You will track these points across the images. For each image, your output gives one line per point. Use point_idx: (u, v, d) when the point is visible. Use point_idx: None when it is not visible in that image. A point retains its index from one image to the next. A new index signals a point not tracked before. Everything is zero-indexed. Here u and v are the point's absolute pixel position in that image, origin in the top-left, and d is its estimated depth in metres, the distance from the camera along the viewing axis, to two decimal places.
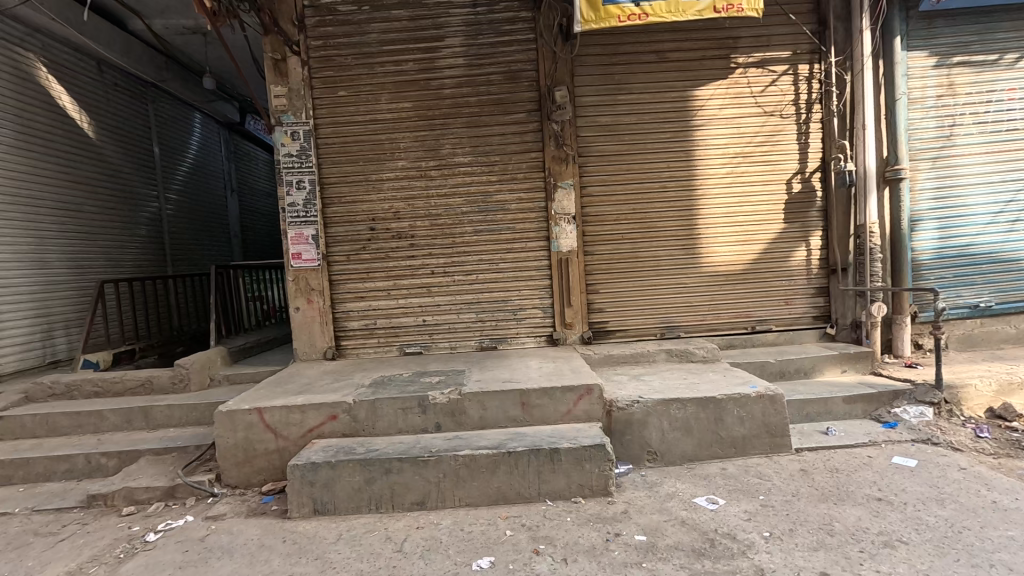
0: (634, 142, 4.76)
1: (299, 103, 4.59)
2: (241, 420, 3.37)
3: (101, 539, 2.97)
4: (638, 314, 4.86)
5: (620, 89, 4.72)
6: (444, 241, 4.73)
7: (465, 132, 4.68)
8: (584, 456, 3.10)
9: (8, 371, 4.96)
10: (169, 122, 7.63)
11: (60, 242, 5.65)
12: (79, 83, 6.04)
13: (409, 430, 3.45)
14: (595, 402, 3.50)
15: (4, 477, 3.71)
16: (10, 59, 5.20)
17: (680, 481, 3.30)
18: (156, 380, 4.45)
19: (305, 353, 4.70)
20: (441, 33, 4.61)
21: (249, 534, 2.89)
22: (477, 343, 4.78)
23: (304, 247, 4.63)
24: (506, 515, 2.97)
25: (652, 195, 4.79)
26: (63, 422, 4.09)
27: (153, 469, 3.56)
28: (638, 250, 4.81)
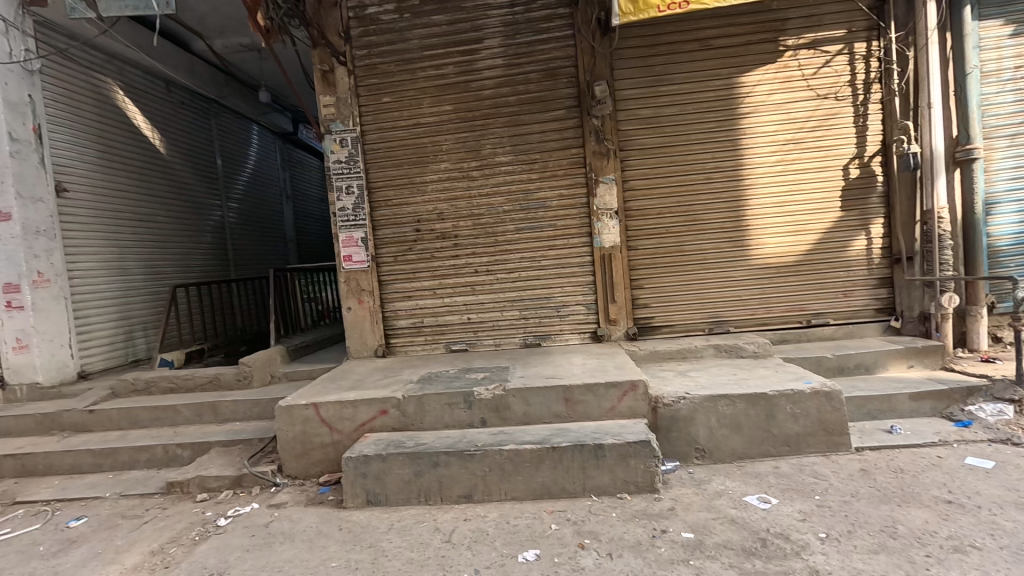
0: (677, 133, 4.65)
1: (346, 110, 4.79)
2: (299, 414, 3.56)
3: (178, 522, 3.23)
4: (684, 309, 4.76)
5: (660, 81, 4.63)
6: (487, 239, 4.80)
7: (505, 132, 4.73)
8: (629, 452, 3.08)
9: (98, 369, 5.46)
10: (230, 134, 8.11)
11: (138, 251, 6.15)
12: (151, 103, 6.54)
13: (456, 425, 3.55)
14: (640, 399, 3.48)
15: (95, 464, 4.10)
16: (91, 84, 5.70)
17: (730, 479, 3.22)
18: (222, 377, 4.77)
19: (357, 351, 4.90)
20: (480, 35, 4.67)
21: (308, 522, 3.07)
22: (521, 340, 4.83)
23: (355, 249, 4.83)
24: (551, 510, 3.00)
25: (698, 188, 4.67)
26: (143, 415, 4.47)
27: (222, 459, 3.84)
28: (683, 244, 4.71)
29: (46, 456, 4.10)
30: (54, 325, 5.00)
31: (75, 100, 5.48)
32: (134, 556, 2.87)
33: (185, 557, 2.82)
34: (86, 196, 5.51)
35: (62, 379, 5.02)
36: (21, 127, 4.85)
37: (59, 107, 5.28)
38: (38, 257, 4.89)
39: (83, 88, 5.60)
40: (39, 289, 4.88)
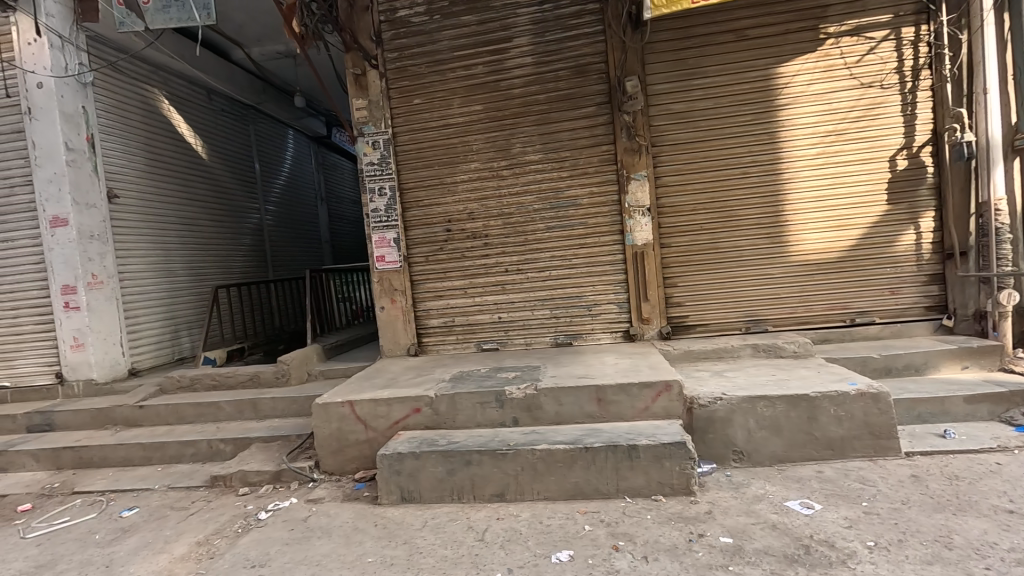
0: (711, 127, 4.54)
1: (378, 113, 4.87)
2: (335, 412, 3.64)
3: (222, 515, 3.36)
4: (719, 308, 4.64)
5: (694, 74, 4.52)
6: (518, 239, 4.80)
7: (535, 130, 4.71)
8: (664, 454, 3.02)
9: (147, 366, 5.73)
10: (267, 139, 8.37)
11: (182, 253, 6.42)
12: (193, 111, 6.80)
13: (488, 424, 3.55)
14: (675, 399, 3.41)
15: (146, 458, 4.30)
16: (139, 95, 5.97)
17: (770, 483, 3.13)
18: (262, 375, 4.92)
19: (390, 350, 4.98)
20: (509, 34, 4.67)
21: (345, 517, 3.14)
22: (552, 340, 4.81)
23: (387, 250, 4.90)
24: (584, 510, 2.97)
25: (733, 183, 4.54)
26: (188, 411, 4.66)
27: (262, 454, 3.96)
28: (718, 241, 4.59)
29: (101, 449, 4.33)
30: (107, 324, 5.27)
31: (124, 110, 5.75)
32: (182, 546, 3.00)
33: (228, 548, 2.92)
34: (134, 201, 5.77)
35: (114, 376, 5.29)
36: (75, 137, 5.10)
37: (109, 117, 5.54)
38: (92, 260, 5.16)
39: (132, 99, 5.88)
40: (93, 290, 5.15)
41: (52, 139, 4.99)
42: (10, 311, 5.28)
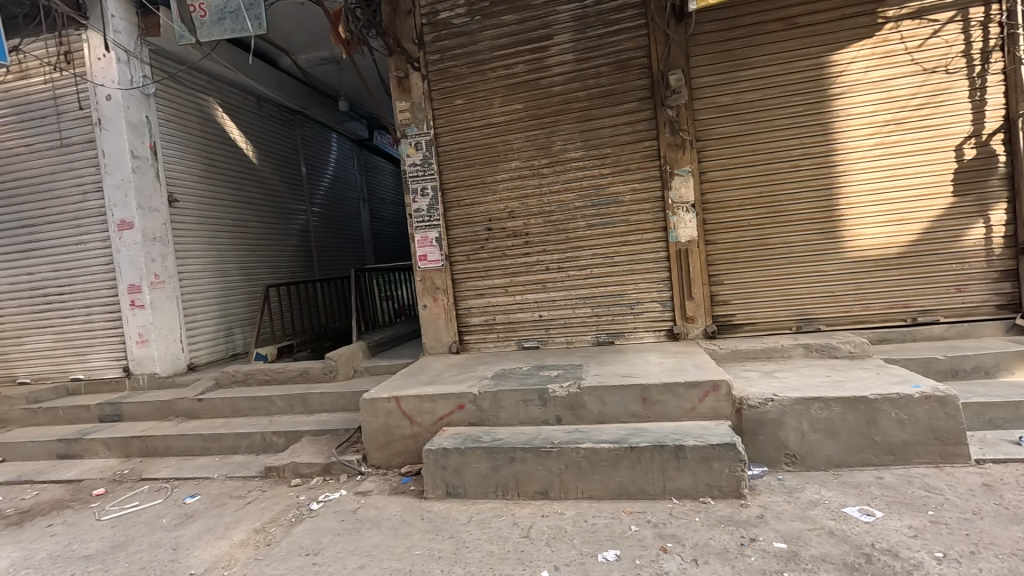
0: (759, 120, 4.39)
1: (421, 115, 4.95)
2: (381, 407, 3.73)
3: (277, 504, 3.50)
4: (769, 306, 4.48)
5: (741, 65, 4.39)
6: (558, 237, 4.78)
7: (576, 128, 4.69)
8: (712, 455, 2.95)
9: (204, 361, 6.04)
10: (312, 143, 8.65)
11: (235, 253, 6.72)
12: (244, 118, 7.11)
13: (531, 422, 3.56)
14: (723, 400, 3.32)
15: (205, 448, 4.53)
16: (196, 104, 6.29)
17: (826, 488, 3.01)
18: (311, 370, 5.11)
19: (432, 348, 5.06)
20: (550, 32, 4.66)
21: (392, 510, 3.21)
22: (593, 339, 4.77)
23: (429, 249, 4.99)
24: (630, 511, 2.94)
25: (783, 177, 4.39)
26: (243, 404, 4.88)
27: (313, 447, 4.10)
28: (767, 237, 4.44)
29: (164, 438, 4.59)
30: (169, 321, 5.59)
31: (182, 119, 6.06)
32: (241, 533, 3.15)
33: (284, 536, 3.05)
34: (192, 205, 6.08)
35: (175, 370, 5.60)
36: (140, 145, 5.43)
37: (169, 126, 5.86)
38: (155, 261, 5.47)
39: (189, 108, 6.20)
40: (156, 289, 5.47)
41: (119, 148, 5.33)
42: (83, 309, 5.67)
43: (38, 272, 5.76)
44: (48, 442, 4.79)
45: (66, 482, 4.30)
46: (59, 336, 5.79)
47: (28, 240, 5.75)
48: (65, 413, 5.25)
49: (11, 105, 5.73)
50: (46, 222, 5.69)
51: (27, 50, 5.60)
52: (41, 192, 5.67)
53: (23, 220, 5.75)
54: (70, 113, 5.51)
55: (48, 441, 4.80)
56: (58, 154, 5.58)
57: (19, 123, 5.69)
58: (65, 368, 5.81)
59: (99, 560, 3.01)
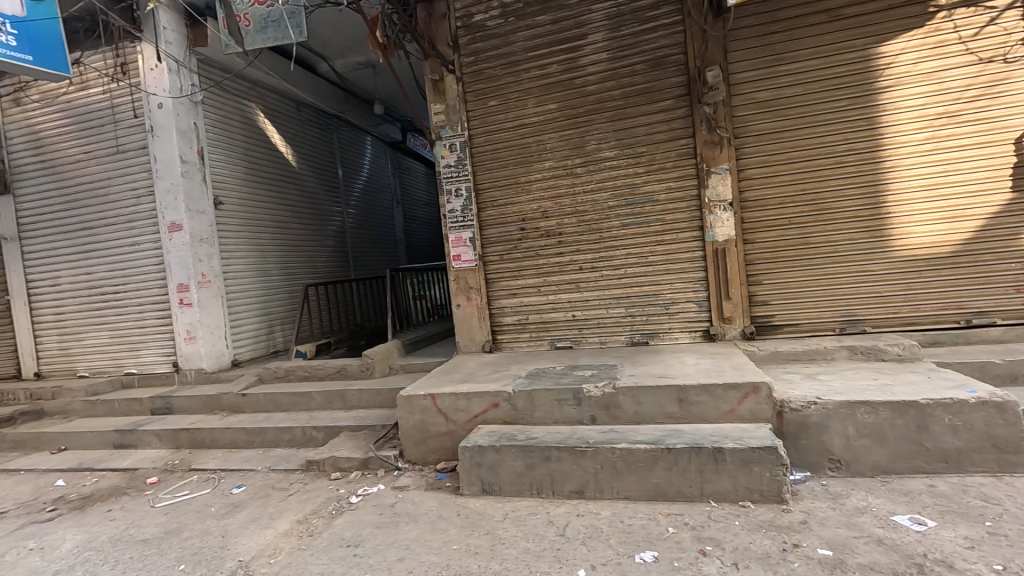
0: (801, 115, 4.27)
1: (455, 117, 5.02)
2: (418, 404, 3.80)
3: (318, 496, 3.61)
4: (811, 307, 4.35)
5: (781, 60, 4.28)
6: (592, 237, 4.77)
7: (610, 127, 4.66)
8: (753, 458, 2.90)
9: (247, 358, 6.27)
10: (348, 146, 8.86)
11: (276, 254, 6.95)
12: (284, 122, 7.34)
13: (566, 421, 3.56)
14: (763, 402, 3.24)
15: (249, 441, 4.70)
16: (240, 110, 6.54)
17: (873, 495, 2.91)
18: (348, 368, 5.24)
19: (465, 346, 5.12)
20: (584, 31, 4.65)
21: (429, 505, 3.27)
22: (627, 339, 4.74)
23: (463, 249, 5.05)
24: (667, 512, 2.91)
25: (826, 174, 4.25)
26: (284, 399, 5.04)
27: (351, 442, 4.21)
28: (809, 236, 4.31)
29: (211, 431, 4.79)
30: (214, 319, 5.83)
31: (227, 124, 6.31)
32: (285, 523, 3.26)
33: (325, 527, 3.15)
34: (236, 207, 6.32)
35: (220, 366, 5.84)
36: (188, 151, 5.68)
37: (215, 131, 6.11)
38: (202, 261, 5.72)
39: (234, 114, 6.45)
40: (203, 288, 5.71)
41: (170, 153, 5.59)
42: (136, 307, 5.97)
43: (96, 272, 6.10)
44: (106, 433, 5.07)
45: (122, 471, 4.54)
46: (114, 332, 6.11)
47: (87, 241, 6.10)
48: (120, 405, 5.54)
49: (72, 114, 6.08)
50: (103, 225, 6.02)
51: (87, 62, 5.94)
52: (99, 196, 6.00)
53: (82, 223, 6.09)
54: (125, 121, 5.82)
55: (105, 432, 5.07)
56: (114, 160, 5.89)
57: (79, 131, 6.04)
58: (120, 362, 6.13)
59: (155, 545, 3.17)
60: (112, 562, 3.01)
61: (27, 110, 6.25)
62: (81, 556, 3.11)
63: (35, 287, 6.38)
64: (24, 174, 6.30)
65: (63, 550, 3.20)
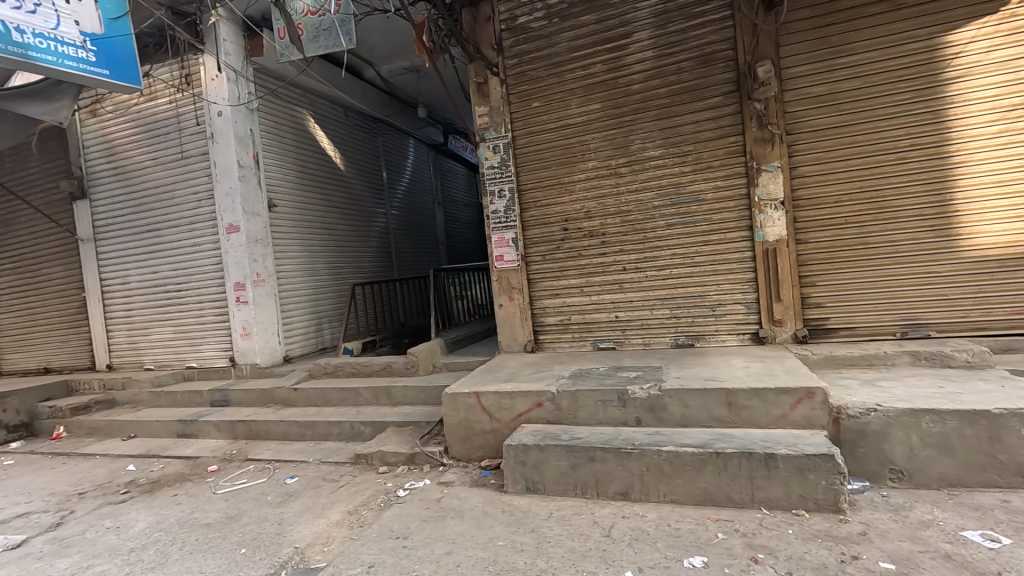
0: (859, 109, 4.09)
1: (499, 118, 5.08)
2: (462, 402, 3.86)
3: (367, 489, 3.73)
4: (868, 309, 4.16)
5: (838, 53, 4.11)
6: (637, 237, 4.72)
7: (656, 125, 4.60)
8: (807, 466, 2.80)
9: (297, 354, 6.53)
10: (392, 149, 9.08)
11: (325, 254, 7.20)
12: (333, 127, 7.60)
13: (610, 423, 3.54)
14: (818, 408, 3.12)
15: (300, 433, 4.89)
16: (292, 116, 6.83)
17: (939, 508, 2.77)
18: (394, 365, 5.39)
19: (507, 346, 5.16)
20: (629, 30, 4.61)
21: (474, 501, 3.33)
22: (672, 340, 4.67)
23: (506, 249, 5.10)
24: (716, 518, 2.86)
25: (887, 170, 4.06)
26: (334, 394, 5.23)
27: (398, 437, 4.33)
28: (867, 236, 4.12)
29: (266, 424, 5.02)
30: (268, 317, 6.10)
31: (281, 130, 6.59)
32: (336, 513, 3.38)
33: (375, 519, 3.25)
34: (288, 209, 6.59)
35: (273, 361, 6.11)
36: (244, 156, 5.96)
37: (270, 137, 6.39)
38: (257, 261, 5.99)
39: (287, 120, 6.73)
40: (258, 287, 5.99)
41: (228, 158, 5.89)
42: (197, 305, 6.32)
43: (161, 271, 6.49)
44: (170, 422, 5.40)
45: (185, 458, 4.82)
46: (177, 328, 6.49)
47: (153, 242, 6.50)
48: (182, 397, 5.87)
49: (141, 123, 6.49)
50: (167, 227, 6.40)
51: (155, 75, 6.34)
52: (164, 200, 6.39)
53: (150, 225, 6.50)
54: (189, 128, 6.17)
55: (170, 421, 5.40)
56: (178, 166, 6.26)
57: (147, 139, 6.45)
58: (182, 356, 6.50)
59: (217, 529, 3.36)
60: (180, 542, 3.21)
61: (102, 121, 6.72)
62: (152, 536, 3.33)
63: (108, 285, 6.86)
64: (99, 180, 6.77)
65: (136, 530, 3.44)
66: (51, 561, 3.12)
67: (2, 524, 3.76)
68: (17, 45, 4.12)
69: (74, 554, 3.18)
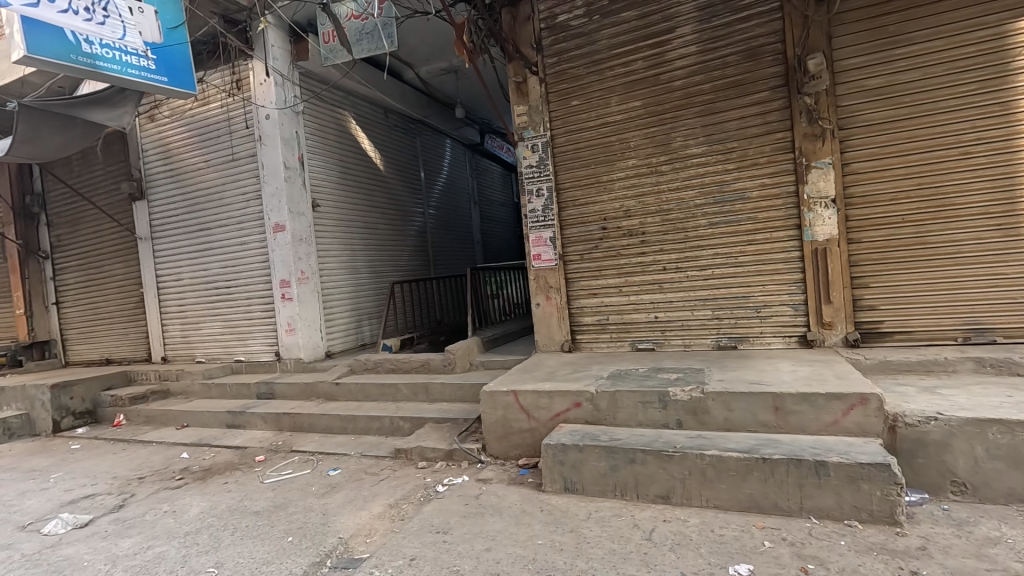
0: (919, 103, 3.89)
1: (538, 117, 5.08)
2: (500, 400, 3.88)
3: (407, 483, 3.80)
4: (926, 313, 3.96)
5: (896, 43, 3.92)
6: (678, 236, 4.63)
7: (698, 122, 4.50)
8: (860, 474, 2.69)
9: (338, 350, 6.71)
10: (430, 149, 9.20)
11: (365, 252, 7.37)
12: (373, 128, 7.77)
13: (650, 425, 3.49)
14: (872, 415, 2.99)
15: (342, 427, 5.03)
16: (336, 118, 7.01)
17: (1007, 525, 2.60)
18: (432, 362, 5.46)
19: (545, 345, 5.15)
20: (672, 25, 4.53)
21: (513, 499, 3.34)
22: (714, 342, 4.56)
23: (544, 248, 5.09)
24: (762, 525, 2.78)
25: (949, 166, 3.84)
26: (374, 390, 5.36)
27: (436, 433, 4.39)
28: (926, 235, 3.92)
29: (309, 416, 5.18)
30: (311, 313, 6.29)
31: (324, 132, 6.77)
32: (378, 506, 3.46)
33: (415, 513, 3.31)
34: (331, 209, 6.77)
35: (316, 357, 6.30)
36: (290, 157, 6.17)
37: (314, 138, 6.58)
38: (301, 259, 6.19)
39: (331, 122, 6.92)
40: (302, 284, 6.18)
41: (275, 160, 6.11)
42: (245, 301, 6.58)
43: (212, 268, 6.79)
44: (220, 413, 5.64)
45: (234, 448, 5.03)
46: (226, 323, 6.77)
47: (205, 241, 6.80)
48: (231, 389, 6.13)
49: (195, 127, 6.80)
50: (218, 226, 6.68)
51: (209, 80, 6.63)
52: (215, 200, 6.67)
53: (202, 225, 6.80)
54: (239, 131, 6.43)
55: (220, 412, 5.65)
56: (229, 167, 6.53)
57: (201, 142, 6.76)
58: (230, 350, 6.78)
59: (266, 516, 3.49)
60: (231, 528, 3.35)
61: (160, 125, 7.08)
62: (206, 521, 3.49)
63: (163, 281, 7.22)
64: (156, 182, 7.14)
65: (191, 515, 3.61)
66: (115, 540, 3.31)
67: (71, 504, 4.02)
68: (86, 55, 4.38)
69: (135, 534, 3.37)
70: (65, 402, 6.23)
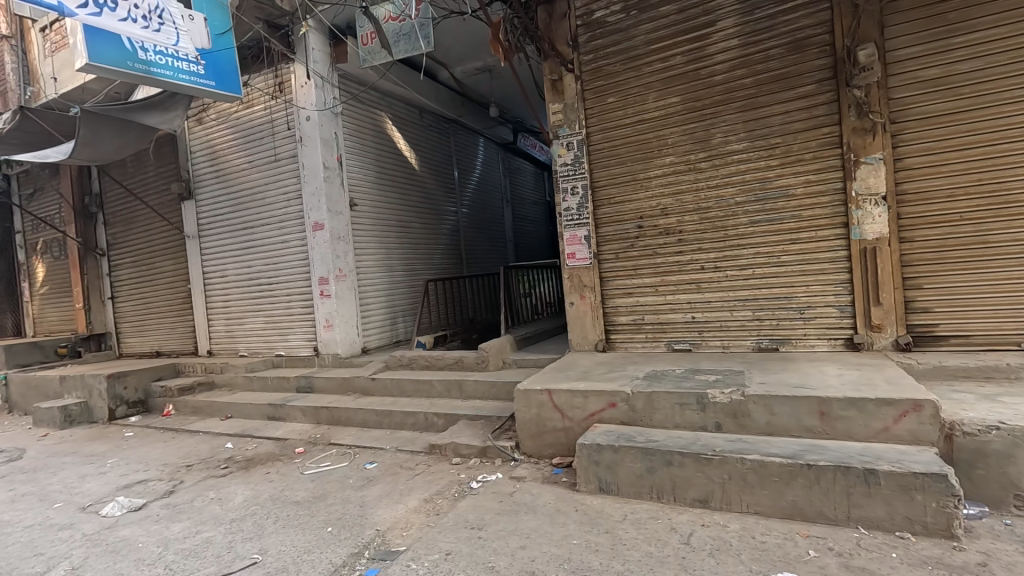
0: (979, 94, 3.68)
1: (573, 115, 5.04)
2: (534, 398, 3.88)
3: (441, 479, 3.84)
4: (986, 315, 3.74)
5: (956, 31, 3.71)
6: (716, 234, 4.52)
7: (739, 118, 4.38)
8: (913, 484, 2.56)
9: (373, 346, 6.83)
10: (463, 148, 9.28)
11: (400, 250, 7.48)
12: (409, 128, 7.89)
13: (687, 427, 3.42)
14: (927, 422, 2.84)
15: (378, 421, 5.13)
16: (372, 119, 7.15)
17: None
18: (465, 359, 5.51)
19: (578, 344, 5.12)
20: (712, 19, 4.42)
21: (547, 498, 3.33)
22: (754, 344, 4.43)
23: (578, 247, 5.06)
24: (806, 534, 2.69)
25: (1012, 160, 3.62)
26: (409, 386, 5.44)
27: (470, 430, 4.42)
28: (986, 234, 3.70)
29: (346, 411, 5.31)
30: (348, 309, 6.43)
31: (362, 132, 6.92)
32: (414, 500, 3.52)
33: (450, 508, 3.34)
34: (367, 208, 6.91)
35: (352, 352, 6.45)
36: (329, 157, 6.32)
37: (352, 139, 6.73)
38: (339, 257, 6.34)
39: (368, 123, 7.06)
40: (339, 281, 6.33)
41: (315, 160, 6.28)
42: (285, 297, 6.78)
43: (255, 265, 7.02)
44: (262, 405, 5.84)
45: (276, 439, 5.20)
46: (268, 319, 7.00)
47: (248, 239, 7.05)
48: (272, 382, 6.33)
49: (240, 129, 7.04)
50: (261, 225, 6.91)
51: (253, 84, 6.86)
52: (258, 200, 6.90)
53: (246, 223, 7.05)
54: (280, 133, 6.63)
55: (262, 404, 5.85)
56: (271, 168, 6.75)
57: (245, 144, 7.00)
58: (272, 345, 7.01)
59: (306, 506, 3.60)
60: (274, 516, 3.47)
61: (207, 128, 7.38)
62: (250, 509, 3.62)
63: (209, 278, 7.52)
64: (203, 182, 7.44)
65: (235, 502, 3.75)
66: (167, 524, 3.48)
67: (126, 488, 4.24)
68: (142, 62, 4.65)
69: (185, 519, 3.53)
70: (120, 391, 6.57)
